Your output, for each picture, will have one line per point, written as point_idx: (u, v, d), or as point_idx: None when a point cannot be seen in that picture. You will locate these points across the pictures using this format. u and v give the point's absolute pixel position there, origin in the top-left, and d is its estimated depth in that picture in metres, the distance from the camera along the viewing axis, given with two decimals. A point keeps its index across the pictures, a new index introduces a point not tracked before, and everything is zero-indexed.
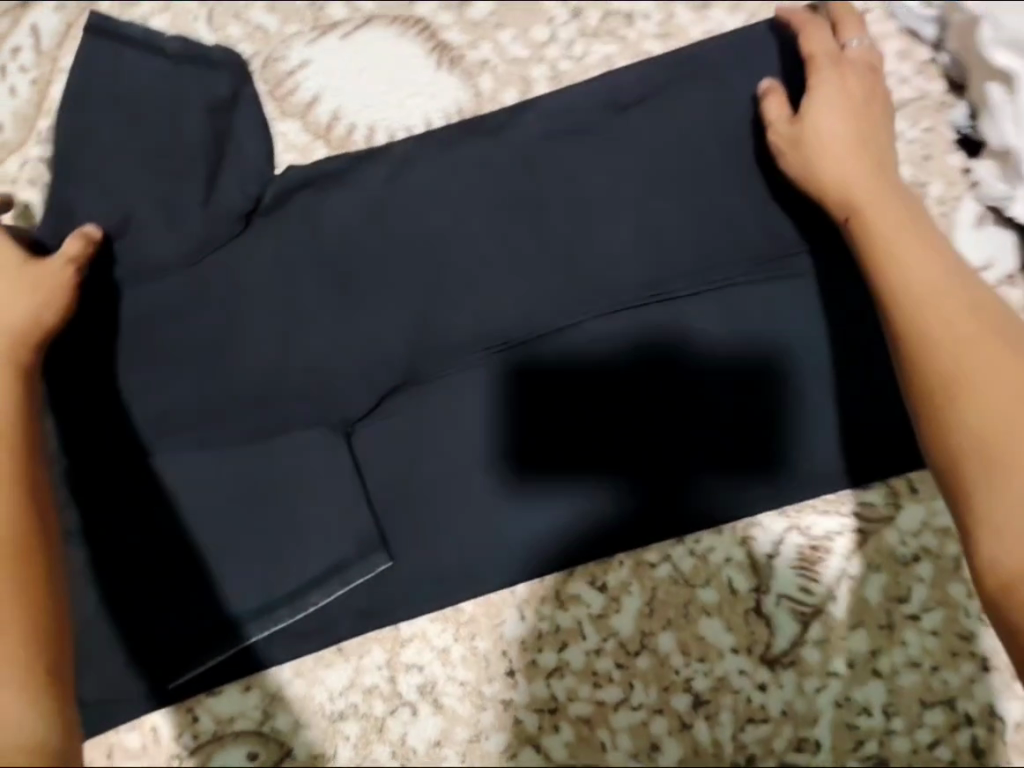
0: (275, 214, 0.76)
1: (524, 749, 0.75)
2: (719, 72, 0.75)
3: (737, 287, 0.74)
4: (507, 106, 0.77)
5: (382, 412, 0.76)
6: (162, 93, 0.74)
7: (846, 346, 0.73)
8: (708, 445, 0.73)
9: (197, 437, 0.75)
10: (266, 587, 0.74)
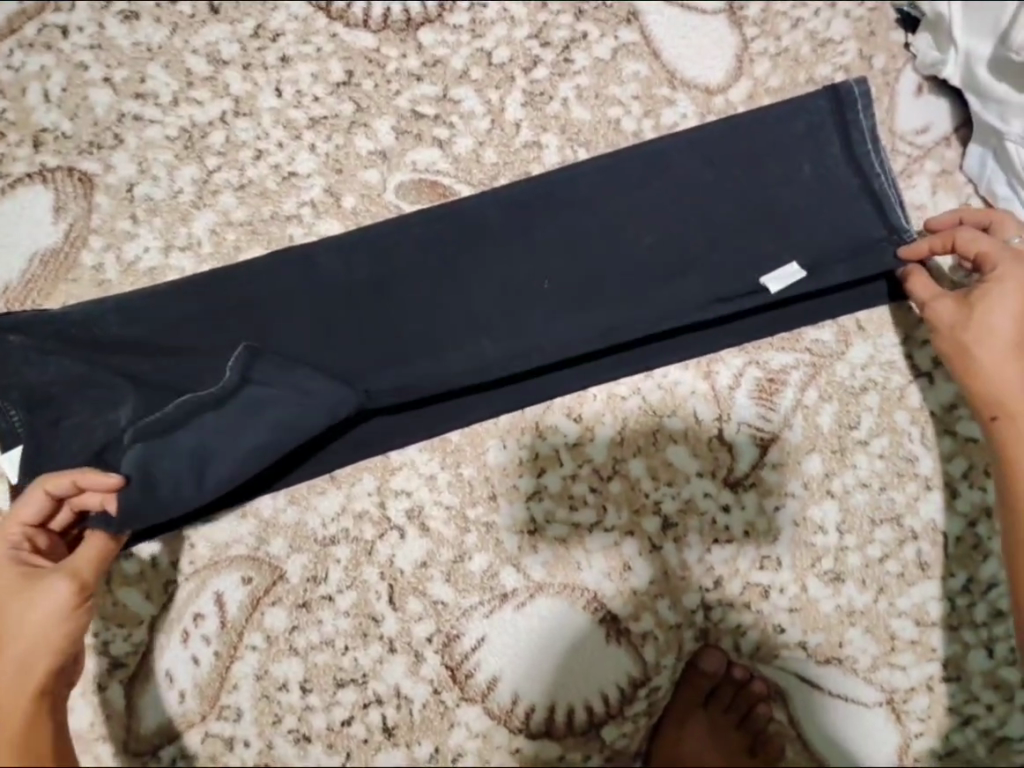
0: (307, 247, 0.79)
1: (506, 568, 0.80)
2: (727, 185, 0.79)
3: (691, 148, 0.80)
4: (534, 192, 0.80)
5: (352, 258, 0.78)
6: (238, 279, 0.77)
7: (790, 198, 0.78)
8: (675, 294, 0.76)
9: (182, 293, 0.78)
10: (242, 468, 0.70)
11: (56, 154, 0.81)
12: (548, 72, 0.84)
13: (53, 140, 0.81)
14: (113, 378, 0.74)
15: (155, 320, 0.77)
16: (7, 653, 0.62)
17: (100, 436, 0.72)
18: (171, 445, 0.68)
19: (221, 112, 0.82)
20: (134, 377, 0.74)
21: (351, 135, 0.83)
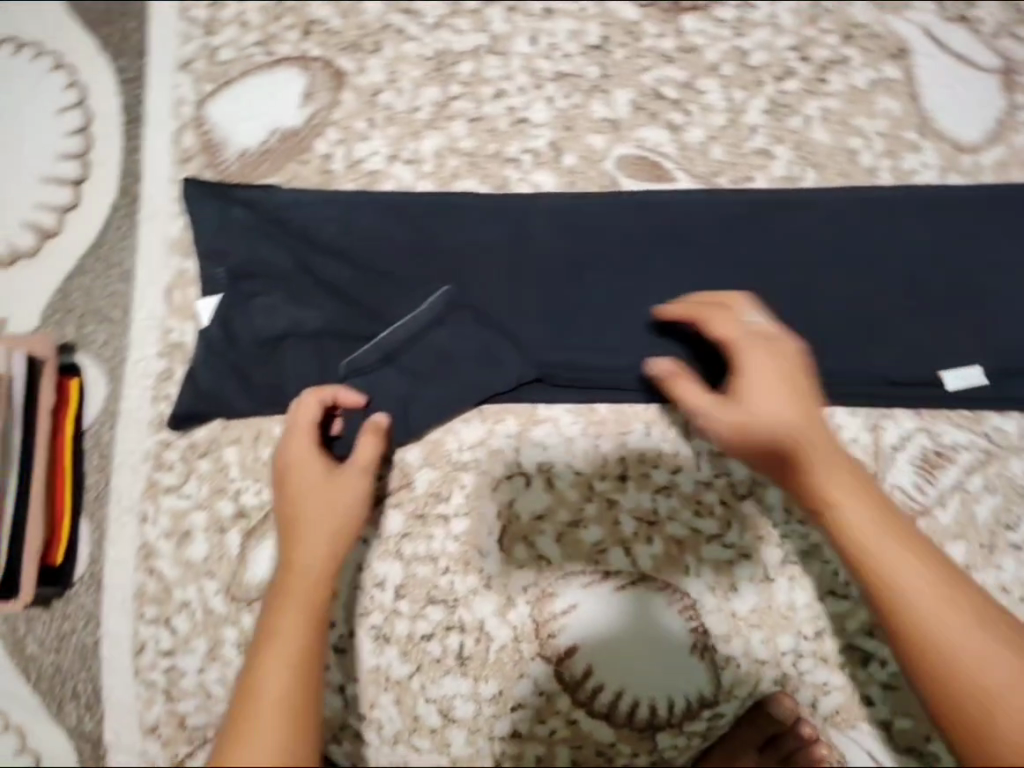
0: (518, 201, 0.83)
1: (615, 548, 0.81)
2: (938, 255, 0.79)
3: (913, 209, 0.80)
4: (747, 212, 0.82)
5: (560, 227, 0.82)
6: (451, 217, 0.83)
7: (997, 284, 0.78)
8: (853, 357, 0.79)
9: (399, 210, 0.84)
10: (429, 406, 0.81)
11: (320, 44, 0.86)
12: (800, 87, 0.82)
13: (320, 31, 0.86)
14: (335, 273, 0.82)
15: (367, 229, 0.83)
16: (310, 530, 0.71)
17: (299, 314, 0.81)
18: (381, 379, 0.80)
19: (476, 45, 0.85)
20: (335, 283, 0.82)
21: (590, 98, 0.84)
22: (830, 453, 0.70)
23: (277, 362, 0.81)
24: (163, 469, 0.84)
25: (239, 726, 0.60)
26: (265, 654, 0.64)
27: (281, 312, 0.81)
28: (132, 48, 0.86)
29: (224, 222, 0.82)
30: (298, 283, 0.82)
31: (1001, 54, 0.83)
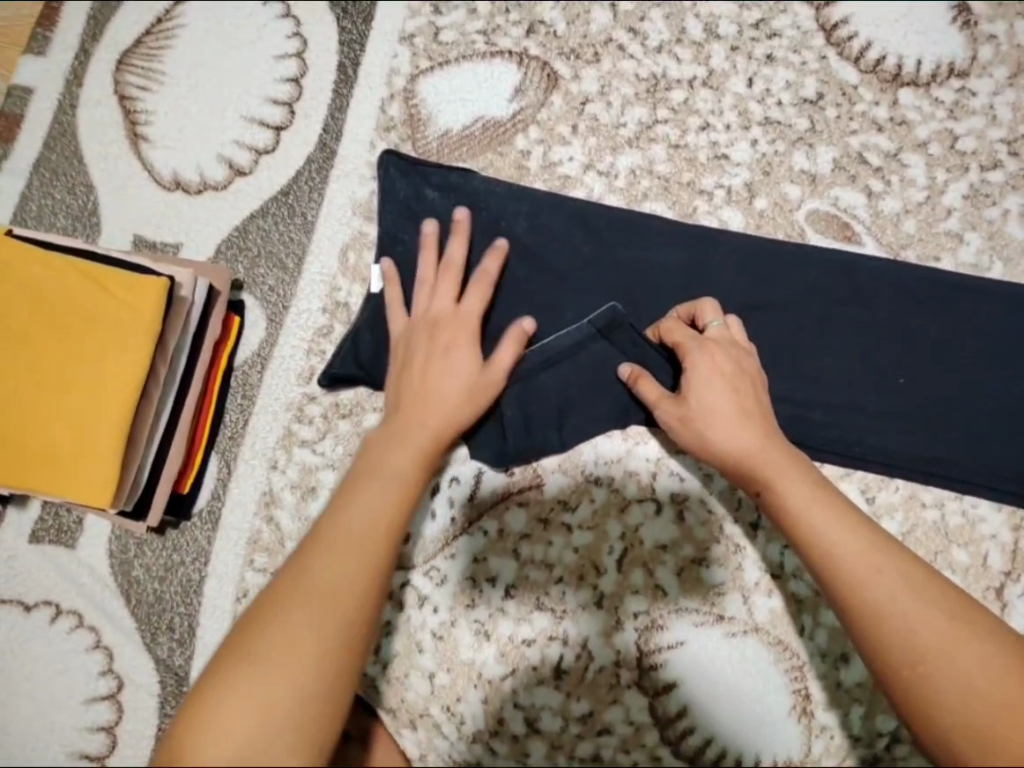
0: (705, 232, 0.84)
1: (734, 594, 0.80)
2: None
3: None
4: (930, 289, 0.82)
5: (742, 267, 0.83)
6: (636, 236, 0.84)
7: None
8: (1005, 455, 0.80)
9: (586, 218, 0.85)
10: (574, 419, 0.81)
11: (541, 46, 0.89)
12: (1003, 179, 0.84)
13: (543, 34, 0.89)
14: (515, 269, 0.83)
15: (551, 231, 0.84)
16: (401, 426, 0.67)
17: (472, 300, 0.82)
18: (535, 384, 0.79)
19: (693, 76, 0.87)
20: (513, 278, 0.83)
21: (794, 148, 0.86)
22: (797, 466, 0.67)
23: None
24: (303, 422, 0.83)
25: (262, 645, 0.52)
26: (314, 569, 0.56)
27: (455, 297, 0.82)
28: (360, 10, 0.91)
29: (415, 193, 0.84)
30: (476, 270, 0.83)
31: None
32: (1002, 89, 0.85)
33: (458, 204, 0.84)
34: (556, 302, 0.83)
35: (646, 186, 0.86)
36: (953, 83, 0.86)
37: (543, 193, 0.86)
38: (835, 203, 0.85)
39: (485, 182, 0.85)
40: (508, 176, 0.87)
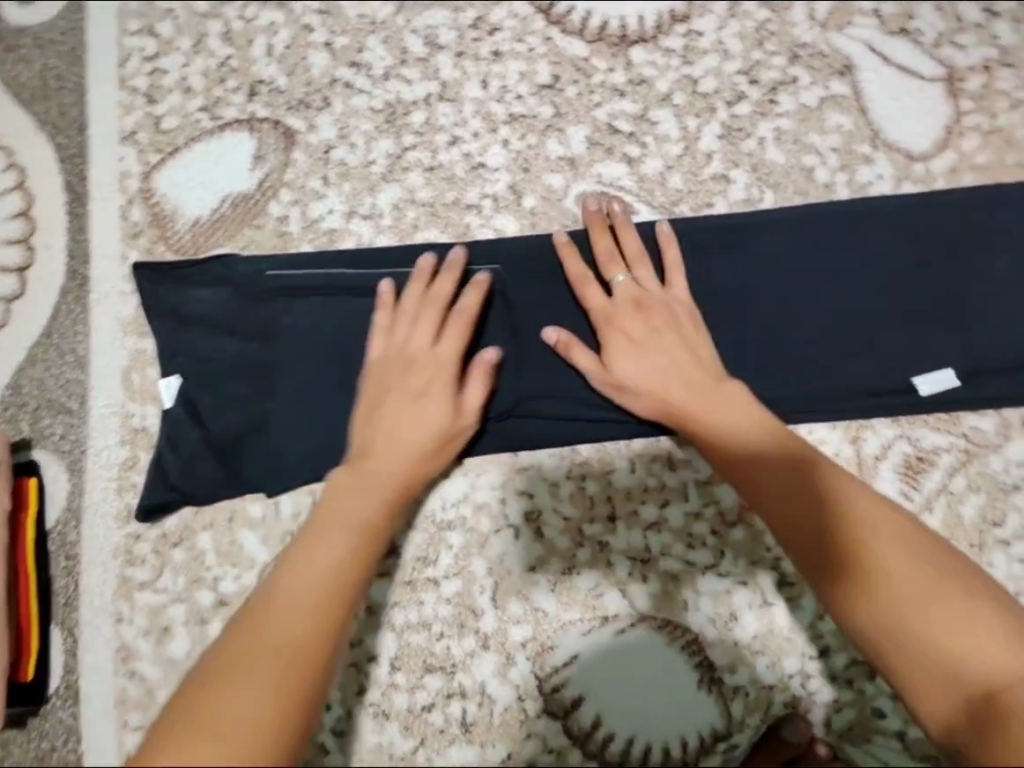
0: (478, 246, 0.82)
1: (611, 591, 0.80)
2: (899, 262, 0.80)
3: (876, 216, 0.81)
4: (710, 235, 0.82)
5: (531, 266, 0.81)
6: (413, 269, 0.82)
7: (960, 288, 0.79)
8: (831, 374, 0.79)
9: (357, 265, 0.82)
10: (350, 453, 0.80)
11: (267, 105, 0.85)
12: (751, 110, 0.83)
13: (266, 92, 0.85)
14: (305, 343, 0.80)
15: (325, 289, 0.81)
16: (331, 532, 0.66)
17: (267, 386, 0.81)
18: (319, 430, 0.80)
19: (426, 93, 0.85)
20: (301, 350, 0.80)
21: (545, 137, 0.84)
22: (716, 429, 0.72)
23: (249, 442, 0.81)
24: (135, 564, 0.82)
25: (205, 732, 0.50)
26: (291, 589, 0.60)
27: (247, 392, 0.81)
28: (71, 122, 0.86)
29: (181, 301, 0.81)
30: (261, 355, 0.81)
31: (945, 62, 0.82)
32: (725, 22, 0.84)
33: (231, 295, 0.81)
34: (349, 359, 0.80)
35: (411, 217, 0.84)
36: (679, 29, 0.85)
37: (310, 255, 0.83)
38: (598, 182, 0.84)
39: (247, 263, 0.82)
40: (271, 247, 0.84)
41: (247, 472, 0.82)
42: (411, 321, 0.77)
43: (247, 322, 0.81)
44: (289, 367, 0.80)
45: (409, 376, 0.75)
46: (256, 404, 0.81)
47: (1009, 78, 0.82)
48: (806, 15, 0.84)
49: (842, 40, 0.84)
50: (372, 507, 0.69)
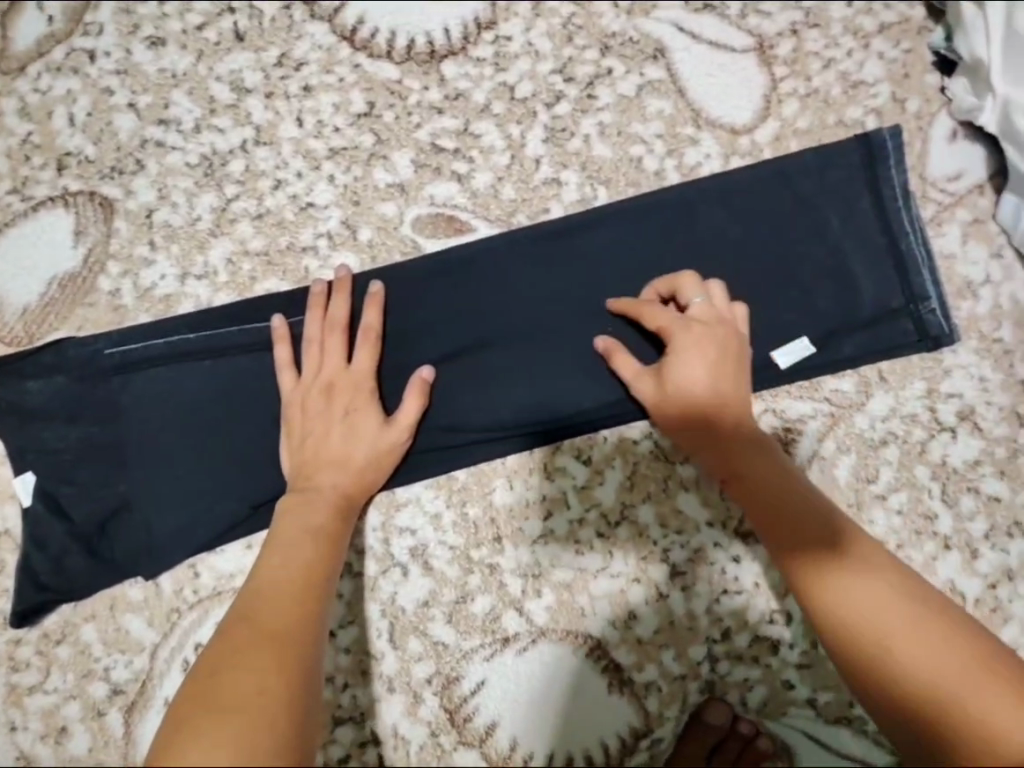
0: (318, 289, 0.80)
1: (508, 611, 0.80)
2: (738, 238, 0.79)
3: (708, 195, 0.80)
4: (548, 240, 0.81)
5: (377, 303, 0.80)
6: (256, 324, 0.80)
7: (800, 255, 0.79)
8: None
9: (199, 328, 0.80)
10: (224, 520, 0.79)
11: (79, 178, 0.82)
12: (571, 108, 0.82)
13: (76, 164, 0.82)
14: (159, 416, 0.79)
15: (169, 358, 0.79)
16: (278, 588, 0.66)
17: (123, 469, 0.78)
18: (187, 503, 0.79)
19: (242, 140, 0.83)
20: (156, 425, 0.79)
21: (370, 166, 0.82)
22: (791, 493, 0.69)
23: (116, 526, 0.79)
24: (21, 669, 0.79)
25: None
26: (244, 642, 0.60)
27: (105, 477, 0.78)
28: None
29: (17, 394, 0.78)
30: (113, 436, 0.79)
31: (753, 31, 0.82)
32: (531, 23, 0.83)
33: (69, 380, 0.79)
34: (206, 427, 0.79)
35: (247, 270, 0.82)
36: (487, 37, 0.83)
37: (149, 325, 0.80)
38: (430, 204, 0.82)
39: (82, 344, 0.79)
40: (109, 323, 0.81)
41: (120, 557, 0.79)
42: (319, 349, 0.77)
43: (94, 404, 0.79)
44: (145, 444, 0.78)
45: (333, 402, 0.76)
46: (116, 487, 0.78)
47: (818, 38, 0.82)
48: (610, 4, 0.83)
49: (649, 25, 0.83)
50: (309, 555, 0.69)
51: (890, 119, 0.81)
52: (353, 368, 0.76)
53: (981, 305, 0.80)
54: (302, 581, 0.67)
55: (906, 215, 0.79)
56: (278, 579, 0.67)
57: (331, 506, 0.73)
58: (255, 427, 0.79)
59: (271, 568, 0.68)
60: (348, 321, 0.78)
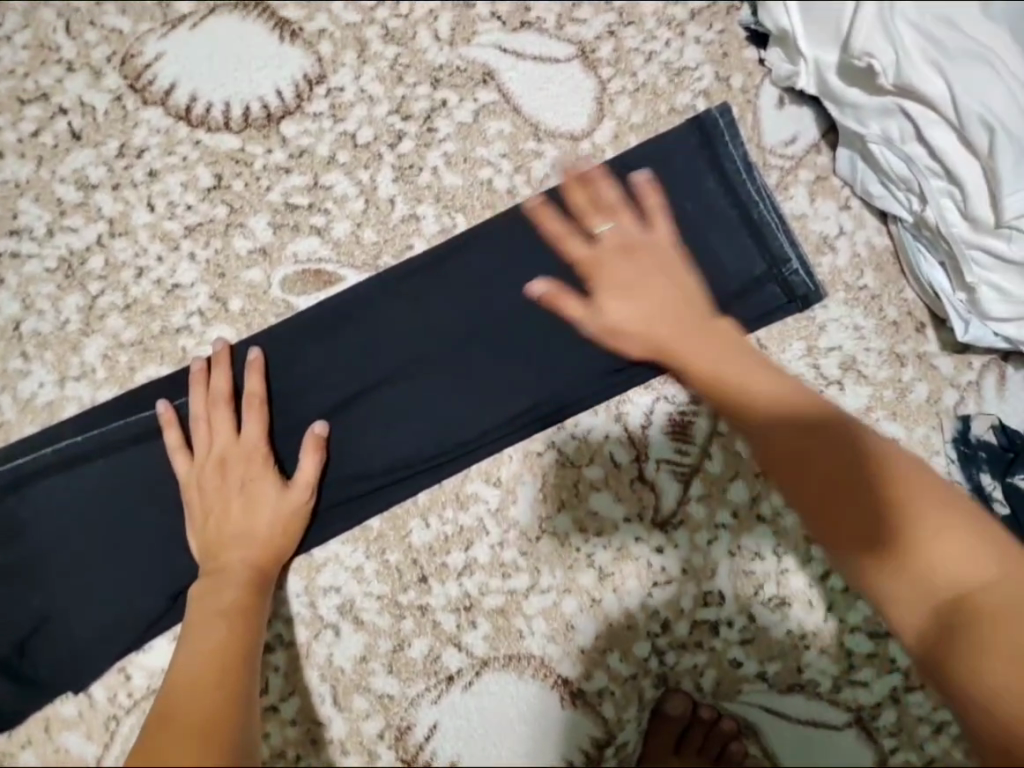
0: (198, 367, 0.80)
1: (447, 649, 0.79)
2: None
3: (562, 203, 0.82)
4: (416, 276, 0.82)
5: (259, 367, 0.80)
6: (142, 414, 0.79)
7: None
8: (571, 366, 0.80)
9: (84, 430, 0.79)
10: (147, 616, 0.78)
11: None
12: (414, 144, 0.84)
13: None
14: (59, 526, 0.77)
15: (61, 466, 0.78)
16: (196, 679, 0.62)
17: (32, 586, 0.77)
18: (106, 605, 0.78)
19: (98, 236, 0.83)
20: (60, 534, 0.77)
21: (229, 237, 0.83)
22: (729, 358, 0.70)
23: (36, 645, 0.77)
24: None
25: None
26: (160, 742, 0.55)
27: (15, 598, 0.77)
28: None
29: None
30: (15, 556, 0.77)
31: (573, 38, 0.85)
32: (360, 70, 0.85)
33: None
34: (111, 526, 0.78)
35: (125, 362, 0.82)
36: (320, 91, 0.85)
37: (35, 437, 0.79)
38: (295, 263, 0.83)
39: None
40: None
41: (47, 676, 0.77)
42: (207, 424, 0.77)
43: None
44: (52, 556, 0.77)
45: (228, 474, 0.76)
46: (29, 607, 0.77)
47: (636, 35, 0.85)
48: (432, 38, 0.85)
49: (473, 52, 0.85)
50: (227, 633, 0.68)
51: (718, 99, 0.84)
52: (244, 435, 0.77)
53: (841, 257, 0.82)
54: (223, 662, 0.64)
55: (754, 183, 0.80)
56: (196, 663, 0.64)
57: (247, 578, 0.73)
58: (161, 516, 0.78)
59: (188, 659, 0.65)
60: (231, 391, 0.78)
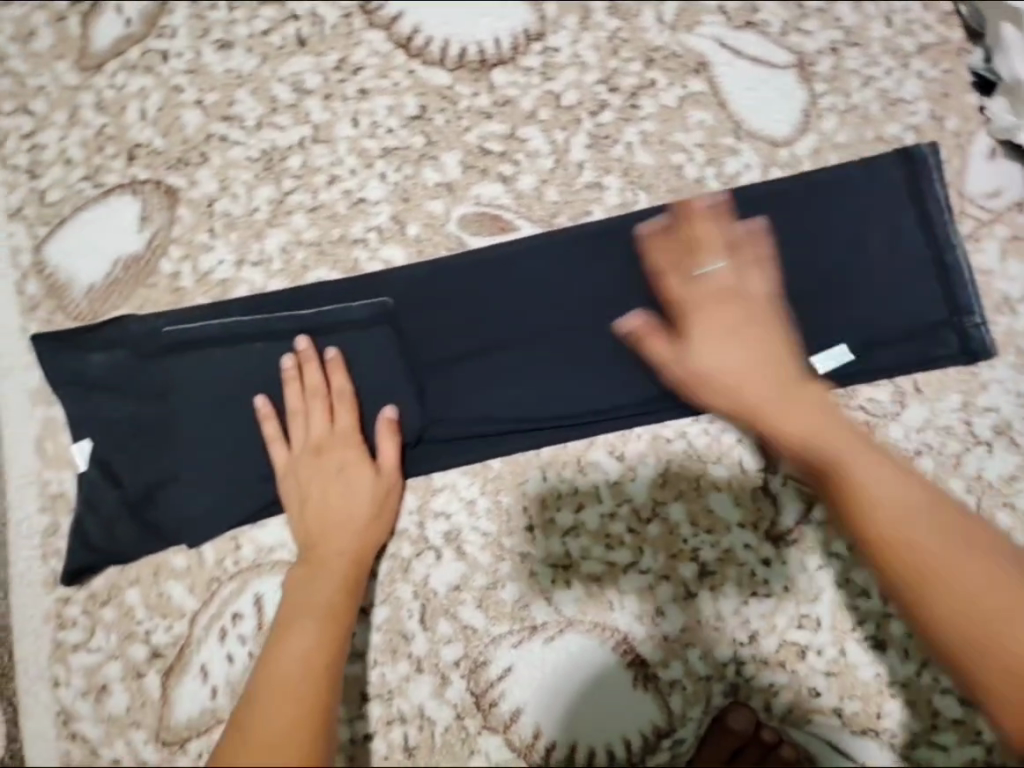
0: (369, 278, 0.84)
1: (537, 601, 0.81)
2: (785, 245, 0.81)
3: (754, 203, 0.82)
4: (593, 240, 0.83)
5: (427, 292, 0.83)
6: (309, 308, 0.83)
7: (846, 264, 0.80)
8: None
9: (253, 311, 0.83)
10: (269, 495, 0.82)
11: (148, 167, 0.88)
12: (614, 116, 0.86)
13: (144, 154, 0.88)
14: (210, 392, 0.82)
15: (222, 337, 0.82)
16: (298, 637, 0.71)
17: (174, 440, 0.82)
18: (235, 475, 0.82)
19: (301, 138, 0.88)
20: (209, 399, 0.82)
21: (420, 165, 0.87)
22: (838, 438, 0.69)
23: (165, 495, 0.82)
24: (67, 627, 0.82)
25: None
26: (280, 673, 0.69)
27: (157, 447, 0.82)
28: None
29: (80, 365, 0.83)
30: (165, 409, 0.82)
31: (794, 48, 0.85)
32: (578, 36, 0.87)
33: (128, 354, 0.83)
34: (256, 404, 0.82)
35: (300, 258, 0.86)
36: (535, 48, 0.88)
37: (207, 306, 0.84)
38: (476, 204, 0.86)
39: (142, 321, 0.83)
40: (168, 303, 0.86)
41: (168, 525, 0.82)
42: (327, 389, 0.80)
43: (151, 378, 0.82)
44: (197, 417, 0.82)
45: (322, 464, 0.79)
46: (167, 458, 0.82)
47: (858, 57, 0.85)
48: (655, 19, 0.87)
49: (691, 40, 0.86)
50: (331, 596, 0.75)
51: (928, 137, 0.83)
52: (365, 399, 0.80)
53: (1020, 321, 0.80)
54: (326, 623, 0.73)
55: (949, 228, 0.80)
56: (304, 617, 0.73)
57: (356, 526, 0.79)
58: None
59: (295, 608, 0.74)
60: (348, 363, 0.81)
